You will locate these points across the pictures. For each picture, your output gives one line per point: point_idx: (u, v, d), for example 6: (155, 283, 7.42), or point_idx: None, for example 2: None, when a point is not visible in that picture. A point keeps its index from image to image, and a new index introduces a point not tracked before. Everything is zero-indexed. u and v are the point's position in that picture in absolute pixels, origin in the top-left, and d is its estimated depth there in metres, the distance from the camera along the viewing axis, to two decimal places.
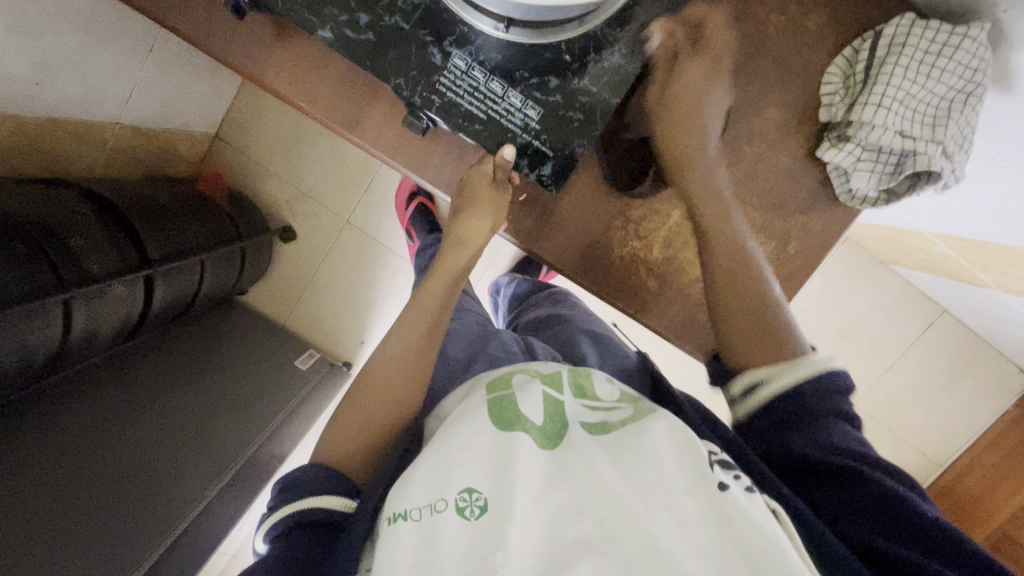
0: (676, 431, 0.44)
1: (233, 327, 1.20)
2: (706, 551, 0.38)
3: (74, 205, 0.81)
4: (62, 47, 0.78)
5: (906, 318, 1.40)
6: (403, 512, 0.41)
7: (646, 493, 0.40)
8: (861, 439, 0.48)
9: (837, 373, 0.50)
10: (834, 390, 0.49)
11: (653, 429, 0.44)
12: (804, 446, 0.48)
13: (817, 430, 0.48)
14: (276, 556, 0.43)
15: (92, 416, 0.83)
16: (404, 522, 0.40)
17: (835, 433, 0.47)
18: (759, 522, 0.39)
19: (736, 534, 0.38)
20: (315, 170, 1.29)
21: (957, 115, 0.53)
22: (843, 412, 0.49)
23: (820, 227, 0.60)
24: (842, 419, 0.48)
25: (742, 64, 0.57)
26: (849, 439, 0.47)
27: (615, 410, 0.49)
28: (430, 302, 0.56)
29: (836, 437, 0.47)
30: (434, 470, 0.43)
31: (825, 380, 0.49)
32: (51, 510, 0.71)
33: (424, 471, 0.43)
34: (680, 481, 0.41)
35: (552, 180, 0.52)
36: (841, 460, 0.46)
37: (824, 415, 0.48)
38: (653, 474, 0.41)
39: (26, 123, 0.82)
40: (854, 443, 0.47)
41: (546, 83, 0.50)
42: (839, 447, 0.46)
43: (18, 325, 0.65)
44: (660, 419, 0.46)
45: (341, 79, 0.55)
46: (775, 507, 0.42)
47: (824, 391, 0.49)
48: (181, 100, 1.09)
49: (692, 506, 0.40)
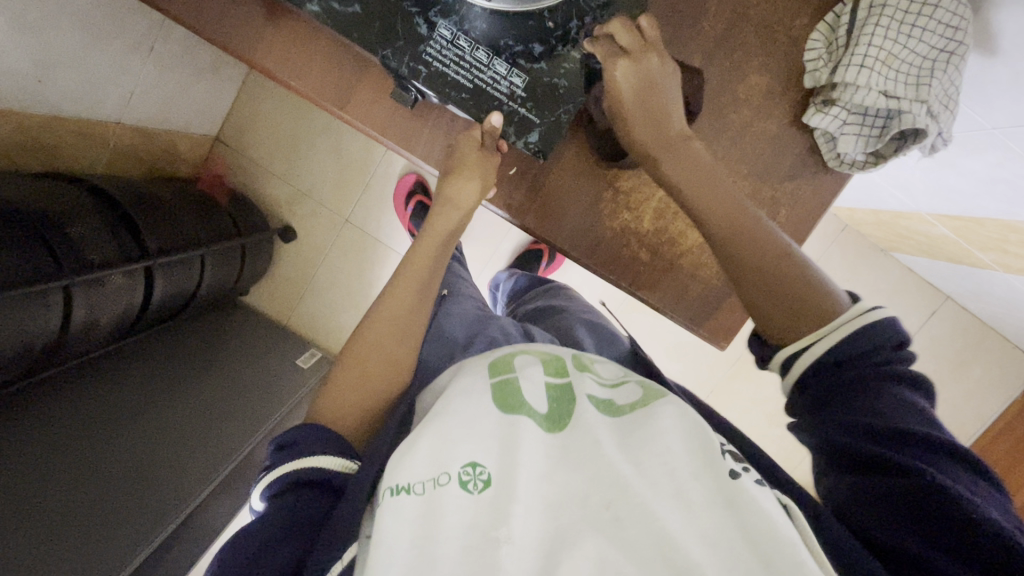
0: (685, 418, 0.43)
1: (235, 325, 1.21)
2: (713, 538, 0.36)
3: (77, 198, 0.82)
4: (64, 45, 0.81)
5: (908, 306, 1.39)
6: (405, 485, 0.39)
7: (653, 479, 0.39)
8: (917, 413, 0.41)
9: (888, 325, 0.44)
10: (884, 348, 0.44)
11: (660, 414, 0.43)
12: (837, 426, 0.43)
13: (859, 402, 0.43)
14: (273, 517, 0.42)
15: (90, 410, 0.82)
16: (406, 495, 0.39)
17: (882, 405, 0.42)
18: (768, 510, 0.37)
19: (745, 524, 0.36)
20: (313, 170, 1.30)
21: (940, 74, 0.54)
22: (893, 374, 0.43)
23: (809, 194, 0.60)
24: (894, 387, 0.43)
25: (724, 33, 0.58)
26: (895, 411, 0.41)
27: (622, 391, 0.48)
28: (421, 274, 0.56)
29: (880, 410, 0.42)
30: (436, 442, 0.41)
31: (869, 337, 0.44)
32: (46, 498, 0.71)
33: (426, 444, 0.41)
34: (688, 466, 0.40)
35: (539, 148, 0.53)
36: (868, 445, 0.41)
37: (870, 385, 0.43)
38: (660, 459, 0.40)
39: (27, 119, 0.84)
40: (902, 417, 0.41)
41: (531, 51, 0.51)
42: (876, 428, 0.41)
43: (16, 309, 0.66)
44: (669, 404, 0.45)
45: (329, 56, 0.56)
46: (785, 502, 0.40)
47: (871, 351, 0.44)
48: (180, 101, 1.11)
49: (698, 492, 0.38)
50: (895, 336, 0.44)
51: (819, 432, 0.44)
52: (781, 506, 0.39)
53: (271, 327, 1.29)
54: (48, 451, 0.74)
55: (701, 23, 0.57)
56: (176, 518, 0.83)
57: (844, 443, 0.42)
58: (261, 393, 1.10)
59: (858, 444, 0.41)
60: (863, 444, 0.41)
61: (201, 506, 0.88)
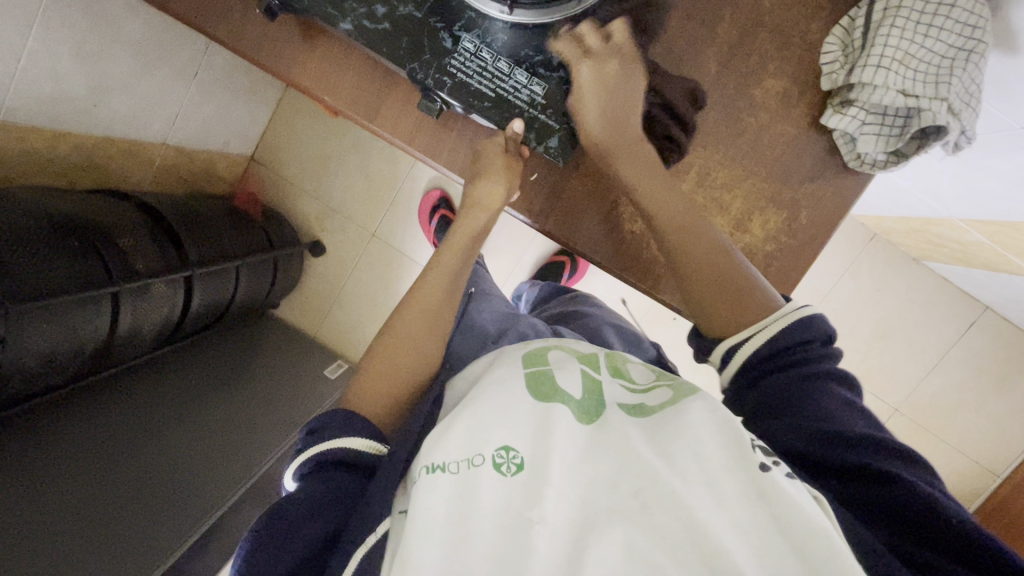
0: (716, 412, 0.43)
1: (267, 337, 1.26)
2: (742, 526, 0.36)
3: (125, 213, 0.88)
4: (117, 72, 0.88)
5: (944, 317, 1.35)
6: (440, 464, 0.40)
7: (683, 468, 0.39)
8: (854, 408, 0.45)
9: (816, 322, 0.48)
10: (815, 342, 0.48)
11: (690, 409, 0.43)
12: (798, 436, 0.44)
13: (813, 407, 0.45)
14: (306, 496, 0.45)
15: (132, 410, 0.86)
16: (442, 473, 0.40)
17: (828, 407, 0.44)
18: (798, 503, 0.36)
19: (777, 516, 0.36)
20: (342, 186, 1.35)
21: (960, 72, 0.54)
22: (825, 373, 0.46)
23: (830, 196, 0.60)
24: (832, 384, 0.46)
25: (740, 40, 0.59)
26: (841, 412, 0.44)
27: (653, 395, 0.48)
28: (445, 276, 0.58)
29: (831, 413, 0.44)
30: (473, 425, 0.42)
31: (805, 332, 0.47)
32: (88, 491, 0.74)
33: (462, 426, 0.42)
34: (718, 458, 0.40)
35: (558, 153, 0.55)
36: (840, 455, 0.42)
37: (813, 384, 0.45)
38: (690, 450, 0.40)
39: (83, 141, 0.91)
40: (847, 416, 0.44)
41: (550, 61, 0.54)
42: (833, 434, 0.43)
43: (69, 313, 0.70)
44: (700, 399, 0.44)
45: (359, 72, 0.59)
46: (815, 494, 0.40)
47: (801, 345, 0.47)
48: (219, 122, 1.17)
49: (729, 482, 0.38)
50: (824, 331, 0.48)
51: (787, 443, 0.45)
52: (811, 496, 0.39)
53: (301, 339, 1.33)
54: (91, 447, 0.78)
55: (715, 31, 0.59)
56: (209, 518, 0.86)
57: (812, 450, 0.43)
58: (290, 400, 1.14)
59: (826, 452, 0.43)
60: (835, 452, 0.43)
61: (228, 513, 0.90)
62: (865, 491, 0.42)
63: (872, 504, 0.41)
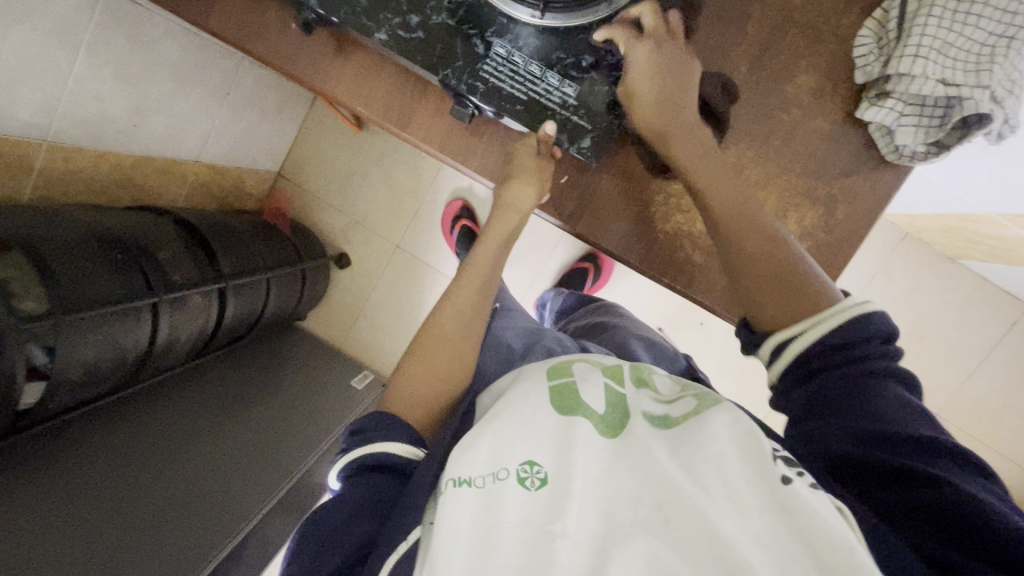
0: (740, 423, 0.41)
1: (296, 348, 1.28)
2: (768, 543, 0.34)
3: (164, 227, 0.91)
4: (155, 92, 0.91)
5: (983, 317, 1.30)
6: (465, 478, 0.40)
7: (705, 481, 0.38)
8: (908, 409, 0.43)
9: (878, 319, 0.45)
10: (875, 339, 0.44)
11: (711, 419, 0.41)
12: (840, 436, 0.43)
13: (862, 410, 0.43)
14: (350, 498, 0.45)
15: (169, 421, 0.88)
16: (468, 488, 0.40)
17: (881, 408, 0.42)
18: (825, 516, 0.34)
19: (799, 527, 0.34)
20: (367, 199, 1.37)
21: (1002, 59, 0.53)
22: (881, 372, 0.44)
23: (868, 190, 0.59)
24: (886, 384, 0.43)
25: (771, 35, 0.59)
26: (896, 413, 0.42)
27: (677, 405, 0.46)
28: (479, 280, 0.58)
29: (883, 414, 0.42)
30: (496, 439, 0.42)
31: (867, 328, 0.44)
32: (126, 495, 0.76)
33: (485, 440, 0.42)
34: (740, 472, 0.38)
35: (591, 152, 0.56)
36: (880, 456, 0.41)
37: (866, 383, 0.43)
38: (713, 465, 0.38)
39: (121, 160, 0.94)
40: (901, 417, 0.42)
41: (580, 63, 0.55)
42: (872, 433, 0.42)
43: (116, 323, 0.73)
44: (722, 410, 0.43)
45: (391, 81, 0.61)
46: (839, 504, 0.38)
47: (863, 341, 0.44)
48: (249, 139, 1.21)
49: (753, 498, 0.37)
50: (886, 327, 0.45)
51: (824, 445, 0.44)
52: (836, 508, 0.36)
53: (328, 350, 1.34)
54: (128, 455, 0.80)
55: (746, 28, 0.59)
56: (243, 530, 0.85)
57: (853, 452, 0.42)
58: (318, 410, 1.14)
59: (861, 452, 0.42)
60: (872, 452, 0.42)
61: (261, 524, 0.90)
62: (905, 494, 0.40)
63: (915, 509, 0.39)
